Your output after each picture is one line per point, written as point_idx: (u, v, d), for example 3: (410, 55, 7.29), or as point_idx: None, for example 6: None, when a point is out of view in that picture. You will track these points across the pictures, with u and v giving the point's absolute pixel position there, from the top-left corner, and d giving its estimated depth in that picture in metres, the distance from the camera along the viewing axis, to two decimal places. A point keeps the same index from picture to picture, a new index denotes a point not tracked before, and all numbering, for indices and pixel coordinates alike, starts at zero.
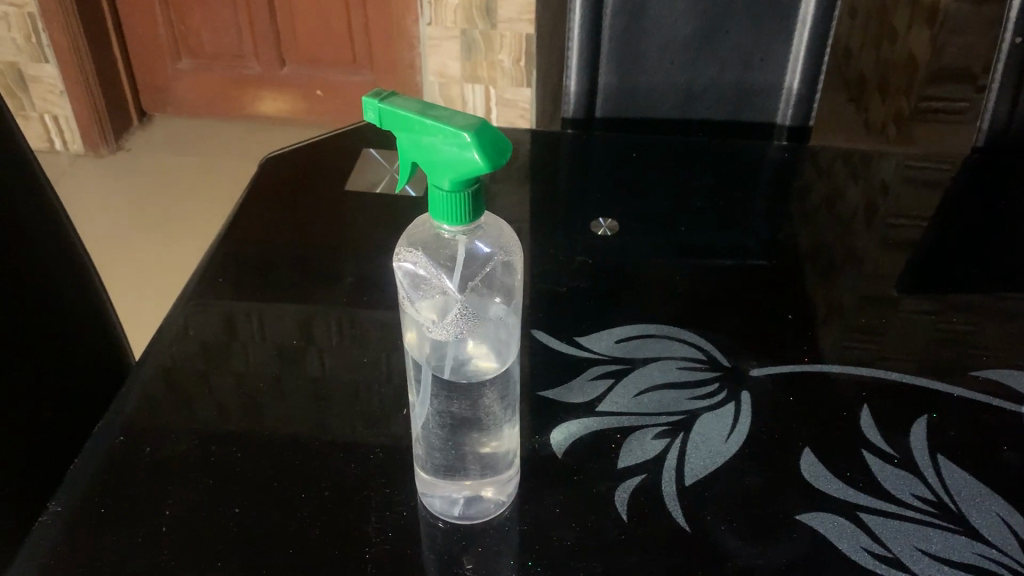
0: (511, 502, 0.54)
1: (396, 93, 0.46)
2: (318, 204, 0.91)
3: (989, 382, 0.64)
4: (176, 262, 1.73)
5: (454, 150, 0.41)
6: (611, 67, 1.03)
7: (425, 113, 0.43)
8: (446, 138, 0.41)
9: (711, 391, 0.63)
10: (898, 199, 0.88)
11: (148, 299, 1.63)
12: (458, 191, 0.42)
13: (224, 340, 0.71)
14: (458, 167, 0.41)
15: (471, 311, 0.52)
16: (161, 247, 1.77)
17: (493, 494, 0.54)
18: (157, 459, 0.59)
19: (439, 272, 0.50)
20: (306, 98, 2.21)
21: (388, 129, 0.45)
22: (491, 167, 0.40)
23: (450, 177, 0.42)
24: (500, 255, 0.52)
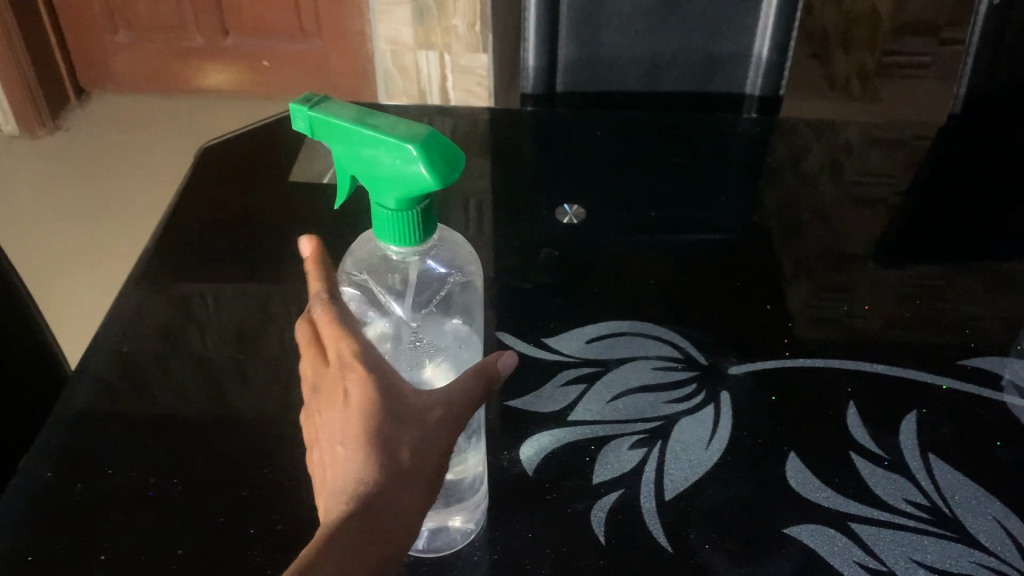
0: (480, 529, 0.50)
1: (327, 96, 0.43)
2: (264, 197, 0.85)
3: (978, 371, 0.61)
4: (120, 248, 1.64)
5: (400, 164, 0.39)
6: (571, 38, 0.98)
7: (363, 122, 0.40)
8: (387, 151, 0.39)
9: (689, 393, 0.59)
10: (875, 171, 0.85)
11: (89, 289, 1.55)
12: (406, 210, 0.40)
13: (165, 356, 0.66)
14: (406, 181, 0.39)
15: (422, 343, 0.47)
16: (103, 232, 1.69)
17: (460, 522, 0.50)
18: (94, 495, 0.55)
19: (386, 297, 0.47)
20: (253, 70, 2.12)
21: (320, 139, 0.42)
22: (441, 182, 0.38)
23: (396, 194, 0.40)
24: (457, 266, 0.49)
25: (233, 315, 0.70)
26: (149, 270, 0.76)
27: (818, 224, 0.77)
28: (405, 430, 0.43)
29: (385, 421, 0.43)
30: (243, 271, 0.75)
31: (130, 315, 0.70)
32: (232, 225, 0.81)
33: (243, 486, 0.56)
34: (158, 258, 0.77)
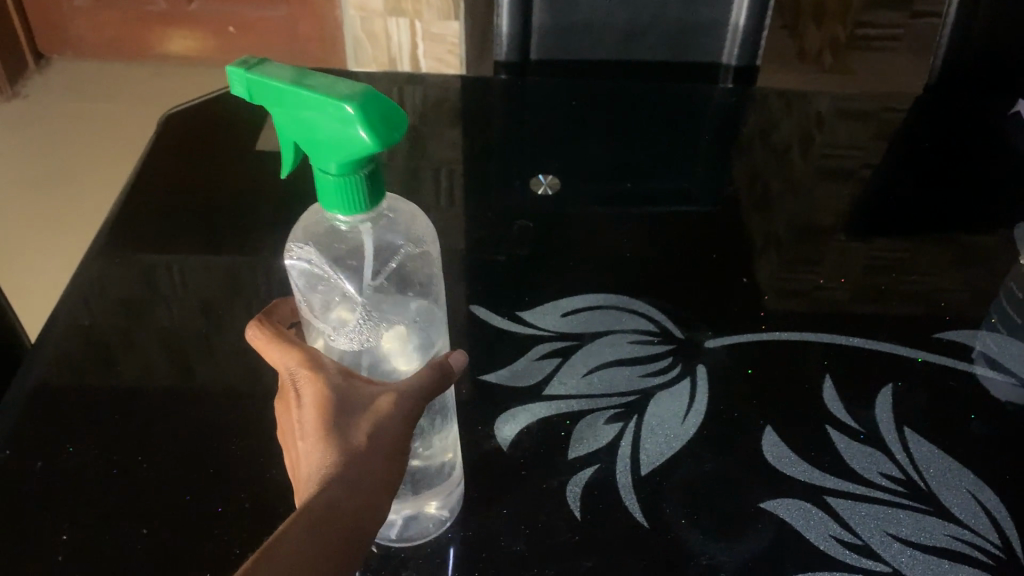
0: (455, 516, 0.49)
1: (262, 57, 0.41)
2: (230, 167, 0.83)
3: (952, 344, 0.61)
4: (82, 220, 1.60)
5: (337, 128, 0.37)
6: (545, 6, 0.96)
7: (299, 82, 0.38)
8: (324, 113, 0.37)
9: (664, 367, 0.59)
10: (851, 143, 0.84)
11: (50, 263, 1.51)
12: (350, 178, 0.39)
13: (129, 332, 0.64)
14: (348, 147, 0.38)
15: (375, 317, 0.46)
16: (65, 203, 1.64)
17: (435, 509, 0.49)
18: (55, 475, 0.53)
19: (336, 270, 0.45)
20: (217, 35, 2.06)
21: (258, 102, 0.40)
22: (380, 144, 0.37)
23: (337, 160, 0.38)
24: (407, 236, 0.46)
25: (197, 288, 0.69)
26: (110, 242, 0.74)
27: (793, 196, 0.76)
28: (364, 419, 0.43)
29: (345, 412, 0.43)
30: (210, 243, 0.73)
31: (91, 289, 0.68)
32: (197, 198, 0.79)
33: (210, 463, 0.54)
34: (119, 230, 0.75)
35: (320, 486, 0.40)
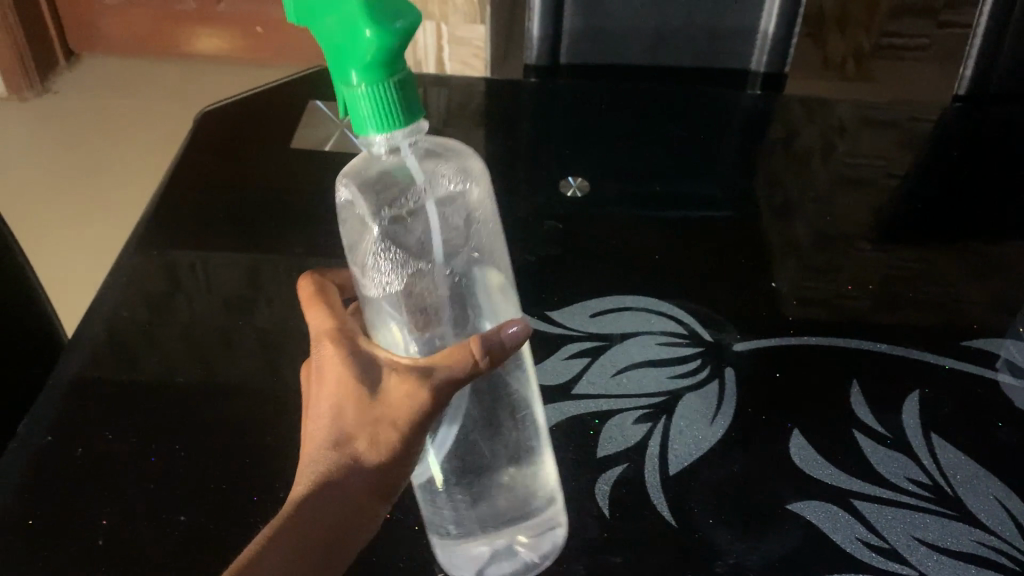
0: (544, 561, 0.47)
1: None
2: (264, 167, 0.85)
3: (979, 352, 0.61)
4: (110, 216, 1.62)
5: (341, 30, 0.37)
6: (576, 11, 0.97)
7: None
8: (330, 18, 0.37)
9: (693, 369, 0.59)
10: (878, 152, 0.84)
11: (78, 258, 1.52)
12: (379, 90, 0.39)
13: (166, 326, 0.65)
14: (359, 48, 0.37)
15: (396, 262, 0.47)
16: (94, 198, 1.66)
17: (524, 544, 0.48)
18: (95, 461, 0.55)
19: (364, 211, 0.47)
20: (245, 36, 2.08)
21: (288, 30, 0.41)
22: (382, 34, 0.37)
23: (355, 66, 0.38)
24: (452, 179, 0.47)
25: (233, 284, 0.70)
26: (146, 238, 0.75)
27: (819, 202, 0.77)
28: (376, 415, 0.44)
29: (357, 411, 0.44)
30: (245, 241, 0.75)
31: (129, 284, 0.70)
32: (232, 198, 0.81)
33: (245, 452, 0.55)
34: (156, 226, 0.76)
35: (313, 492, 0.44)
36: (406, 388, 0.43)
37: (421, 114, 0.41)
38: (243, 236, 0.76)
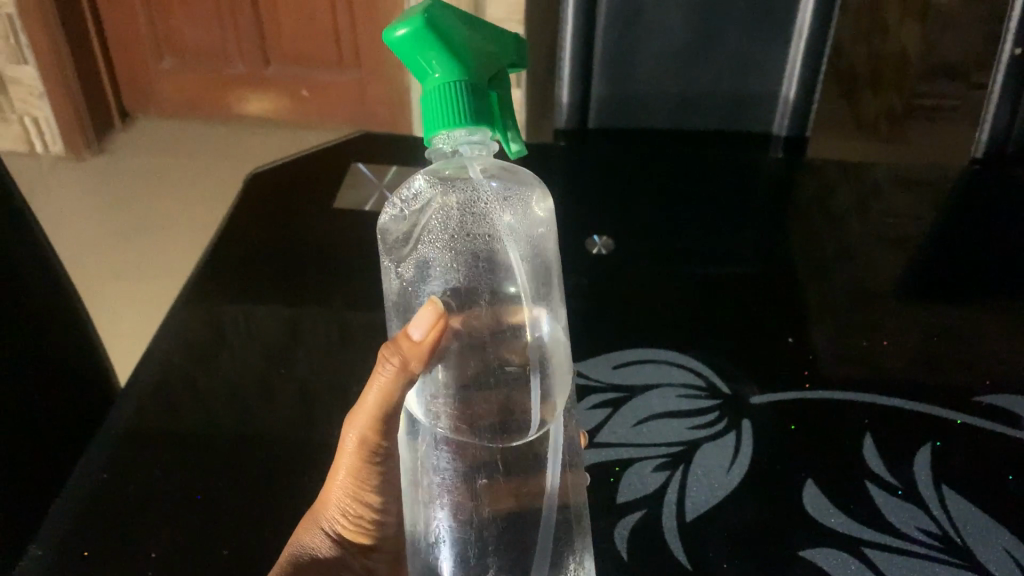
0: None
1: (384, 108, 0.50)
2: (308, 229, 0.90)
3: (993, 407, 0.63)
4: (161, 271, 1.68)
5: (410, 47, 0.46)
6: (605, 77, 1.02)
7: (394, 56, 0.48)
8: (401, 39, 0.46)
9: (712, 420, 0.62)
10: (894, 216, 0.88)
11: (126, 308, 1.58)
12: (450, 78, 0.45)
13: (214, 375, 0.70)
14: (431, 48, 0.45)
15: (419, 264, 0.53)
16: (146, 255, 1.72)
17: None
18: (147, 502, 0.58)
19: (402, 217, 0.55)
20: (291, 97, 2.13)
21: None
22: (440, 26, 0.45)
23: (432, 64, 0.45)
24: (505, 201, 0.52)
25: (277, 336, 0.74)
26: (198, 293, 0.80)
27: (837, 261, 0.80)
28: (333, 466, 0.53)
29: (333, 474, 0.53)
30: (290, 298, 0.80)
31: (178, 335, 0.74)
32: (276, 260, 0.86)
33: (284, 494, 0.59)
34: (207, 283, 0.81)
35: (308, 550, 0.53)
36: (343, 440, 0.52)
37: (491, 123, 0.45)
38: (285, 295, 0.80)
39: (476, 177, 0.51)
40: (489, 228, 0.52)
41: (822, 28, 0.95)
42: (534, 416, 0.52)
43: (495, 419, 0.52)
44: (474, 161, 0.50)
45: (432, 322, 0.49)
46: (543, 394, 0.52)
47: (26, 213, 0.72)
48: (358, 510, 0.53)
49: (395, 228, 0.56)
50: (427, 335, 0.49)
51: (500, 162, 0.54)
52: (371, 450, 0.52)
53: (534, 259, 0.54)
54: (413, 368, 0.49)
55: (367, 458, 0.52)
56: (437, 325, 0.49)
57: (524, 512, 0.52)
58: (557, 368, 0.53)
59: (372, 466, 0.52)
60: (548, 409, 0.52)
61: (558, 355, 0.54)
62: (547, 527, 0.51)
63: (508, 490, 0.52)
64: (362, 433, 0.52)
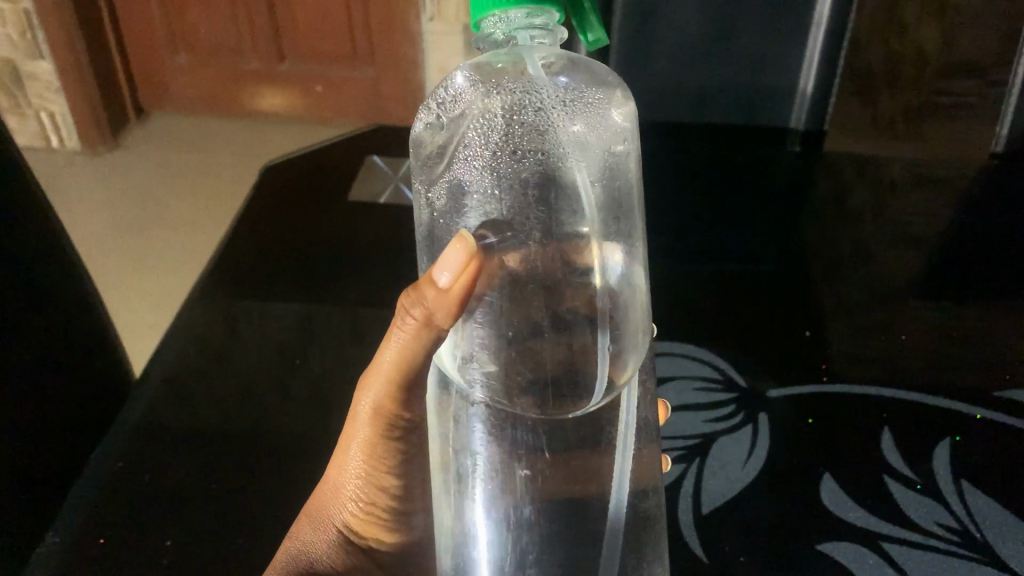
0: None
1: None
2: (325, 225, 0.91)
3: (1013, 403, 0.62)
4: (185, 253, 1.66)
5: None
6: (621, 72, 1.01)
7: None
8: None
9: (728, 414, 0.61)
10: (911, 214, 0.87)
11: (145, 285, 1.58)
12: None
13: (230, 368, 0.70)
14: None
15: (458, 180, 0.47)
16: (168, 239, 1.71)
17: None
18: (162, 493, 0.59)
19: (441, 128, 0.49)
20: (305, 94, 2.12)
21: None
22: None
23: None
24: (566, 103, 0.46)
25: (293, 329, 0.75)
26: (215, 286, 0.80)
27: (854, 257, 0.80)
28: (348, 439, 0.53)
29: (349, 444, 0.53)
30: (306, 291, 0.80)
31: (195, 328, 0.75)
32: (294, 253, 0.86)
33: (300, 484, 0.59)
34: (223, 277, 0.82)
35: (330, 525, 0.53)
36: (359, 410, 0.51)
37: (554, 4, 0.41)
38: (301, 288, 0.81)
39: (537, 72, 0.46)
40: (543, 138, 0.47)
41: (841, 19, 0.95)
42: (601, 376, 0.44)
43: (550, 375, 0.44)
44: (536, 53, 0.45)
45: (462, 262, 0.43)
46: (612, 351, 0.45)
47: (44, 207, 0.72)
48: (372, 491, 0.53)
49: (431, 139, 0.49)
50: (455, 280, 0.43)
51: (568, 53, 0.48)
52: (389, 423, 0.51)
53: (605, 180, 0.47)
54: (439, 321, 0.45)
55: (384, 432, 0.51)
56: (469, 268, 0.43)
57: (572, 507, 0.47)
58: (623, 321, 0.46)
59: (387, 441, 0.51)
60: (616, 369, 0.45)
61: (633, 311, 0.46)
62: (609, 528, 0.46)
63: (551, 482, 0.45)
64: (378, 402, 0.50)
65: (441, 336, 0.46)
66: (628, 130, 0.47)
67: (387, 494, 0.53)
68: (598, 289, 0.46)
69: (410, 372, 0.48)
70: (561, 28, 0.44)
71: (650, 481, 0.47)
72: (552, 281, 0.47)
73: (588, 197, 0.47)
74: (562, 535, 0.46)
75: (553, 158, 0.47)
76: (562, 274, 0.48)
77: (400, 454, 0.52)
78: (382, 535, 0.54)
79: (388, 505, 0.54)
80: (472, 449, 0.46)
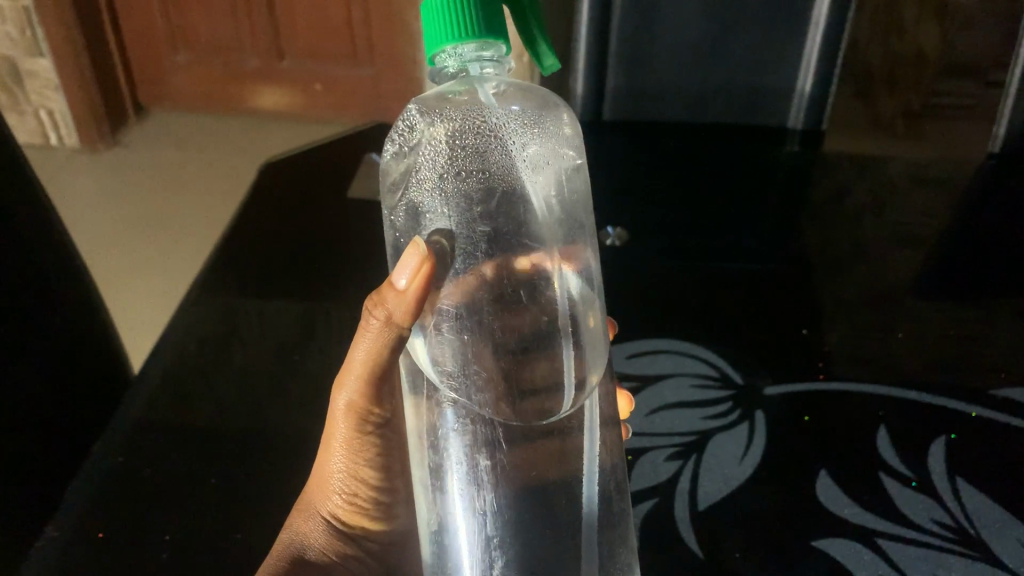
0: None
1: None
2: (326, 221, 0.91)
3: (1008, 401, 0.63)
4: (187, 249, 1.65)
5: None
6: (621, 70, 1.02)
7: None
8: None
9: (725, 411, 0.62)
10: (907, 211, 0.88)
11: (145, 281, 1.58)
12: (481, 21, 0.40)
13: (231, 362, 0.71)
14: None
15: (412, 209, 0.46)
16: (170, 236, 1.70)
17: None
18: (164, 486, 0.59)
19: (397, 158, 0.47)
20: (304, 91, 2.11)
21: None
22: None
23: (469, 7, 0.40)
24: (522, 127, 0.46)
25: (294, 324, 0.75)
26: (217, 283, 0.81)
27: (851, 254, 0.80)
28: (328, 438, 0.54)
29: (328, 442, 0.54)
30: (307, 287, 0.81)
31: (196, 323, 0.75)
32: (295, 251, 0.86)
33: (300, 477, 0.59)
34: (224, 273, 0.82)
35: (317, 526, 0.54)
36: (334, 409, 0.52)
37: (500, 38, 0.41)
38: (303, 285, 0.81)
39: (486, 98, 0.45)
40: (497, 161, 0.45)
41: (838, 23, 0.95)
42: (568, 368, 0.45)
43: (509, 383, 0.44)
44: (486, 82, 0.45)
45: (416, 267, 0.43)
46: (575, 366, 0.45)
47: (47, 202, 0.72)
48: (353, 487, 0.55)
49: (393, 167, 0.48)
50: (410, 283, 0.44)
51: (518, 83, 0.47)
52: (363, 418, 0.52)
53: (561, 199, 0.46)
54: (398, 320, 0.45)
55: (359, 427, 0.52)
56: (423, 271, 0.43)
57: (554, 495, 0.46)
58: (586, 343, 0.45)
59: (362, 435, 0.53)
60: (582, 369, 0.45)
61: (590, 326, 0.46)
62: (576, 501, 0.46)
63: (513, 466, 0.45)
64: (352, 399, 0.51)
65: (403, 333, 0.46)
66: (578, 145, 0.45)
67: (365, 484, 0.56)
68: (558, 305, 0.45)
69: (378, 368, 0.49)
70: (509, 57, 0.44)
71: (614, 456, 0.47)
72: (508, 293, 0.45)
73: (541, 219, 0.46)
74: (530, 511, 0.45)
75: (504, 176, 0.45)
76: (522, 286, 0.46)
77: (377, 446, 0.55)
78: (368, 522, 0.57)
79: (368, 493, 0.56)
80: (442, 447, 0.46)
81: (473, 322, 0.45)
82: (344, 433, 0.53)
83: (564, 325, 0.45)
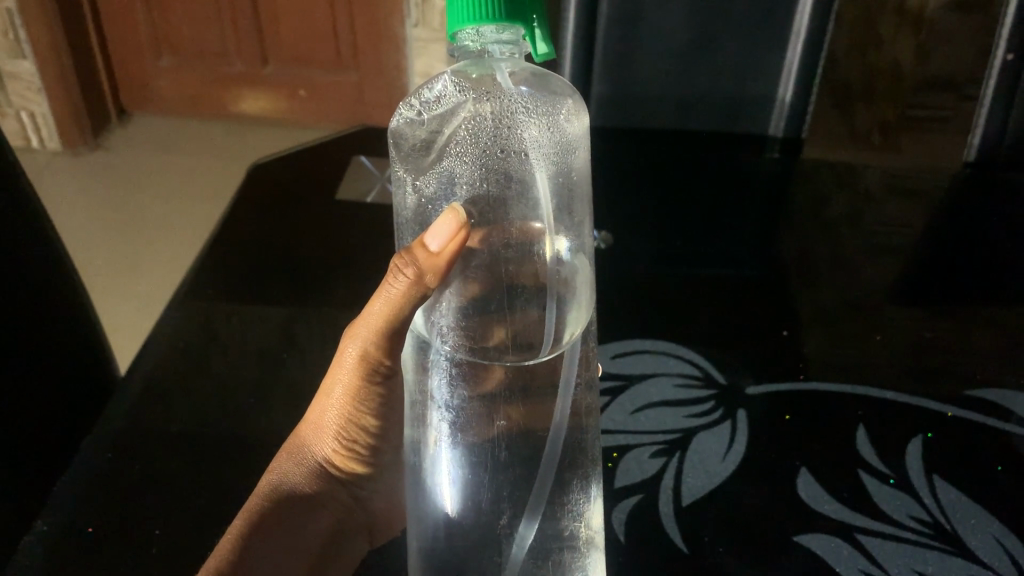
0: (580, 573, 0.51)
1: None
2: (314, 225, 0.92)
3: (981, 401, 0.64)
4: (169, 253, 1.64)
5: None
6: (606, 76, 1.03)
7: None
8: None
9: (707, 410, 0.63)
10: (885, 219, 0.90)
11: (127, 280, 1.58)
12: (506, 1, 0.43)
13: (219, 361, 0.71)
14: None
15: (444, 172, 0.52)
16: (151, 238, 1.69)
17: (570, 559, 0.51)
18: (151, 479, 0.60)
19: (422, 124, 0.53)
20: (288, 98, 2.09)
21: None
22: None
23: None
24: (542, 113, 0.52)
25: (282, 325, 0.76)
26: (205, 285, 0.81)
27: (830, 260, 0.82)
28: (330, 384, 0.58)
29: (331, 387, 0.58)
30: (297, 291, 0.81)
31: (184, 323, 0.76)
32: (283, 252, 0.87)
33: None
34: (213, 275, 0.83)
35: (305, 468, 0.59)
36: (345, 356, 0.57)
37: (523, 24, 0.44)
38: (291, 289, 0.81)
39: (504, 80, 0.51)
40: (519, 138, 0.52)
41: (818, 32, 0.97)
42: (546, 334, 0.50)
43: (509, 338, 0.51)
44: (503, 64, 0.50)
45: (452, 233, 0.50)
46: (557, 318, 0.50)
47: (35, 199, 0.73)
48: (352, 434, 0.60)
49: (411, 132, 0.53)
50: (444, 246, 0.50)
51: (537, 67, 0.53)
52: (372, 369, 0.56)
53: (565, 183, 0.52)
54: (428, 281, 0.50)
55: (367, 377, 0.57)
56: (457, 237, 0.50)
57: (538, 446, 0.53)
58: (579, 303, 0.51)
59: (370, 384, 0.57)
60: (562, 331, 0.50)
61: (579, 288, 0.51)
62: (552, 452, 0.53)
63: (520, 420, 0.53)
64: (364, 349, 0.55)
65: (426, 293, 0.51)
66: (581, 139, 0.52)
67: (362, 435, 0.61)
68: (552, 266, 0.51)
69: (393, 321, 0.53)
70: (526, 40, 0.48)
71: (587, 419, 0.54)
72: (508, 256, 0.53)
73: (545, 196, 0.52)
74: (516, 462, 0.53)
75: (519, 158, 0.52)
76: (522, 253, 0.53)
77: (381, 399, 0.59)
78: (360, 468, 0.62)
79: (366, 442, 0.61)
80: (444, 400, 0.52)
81: (478, 286, 0.52)
82: (348, 378, 0.57)
83: (553, 290, 0.51)
